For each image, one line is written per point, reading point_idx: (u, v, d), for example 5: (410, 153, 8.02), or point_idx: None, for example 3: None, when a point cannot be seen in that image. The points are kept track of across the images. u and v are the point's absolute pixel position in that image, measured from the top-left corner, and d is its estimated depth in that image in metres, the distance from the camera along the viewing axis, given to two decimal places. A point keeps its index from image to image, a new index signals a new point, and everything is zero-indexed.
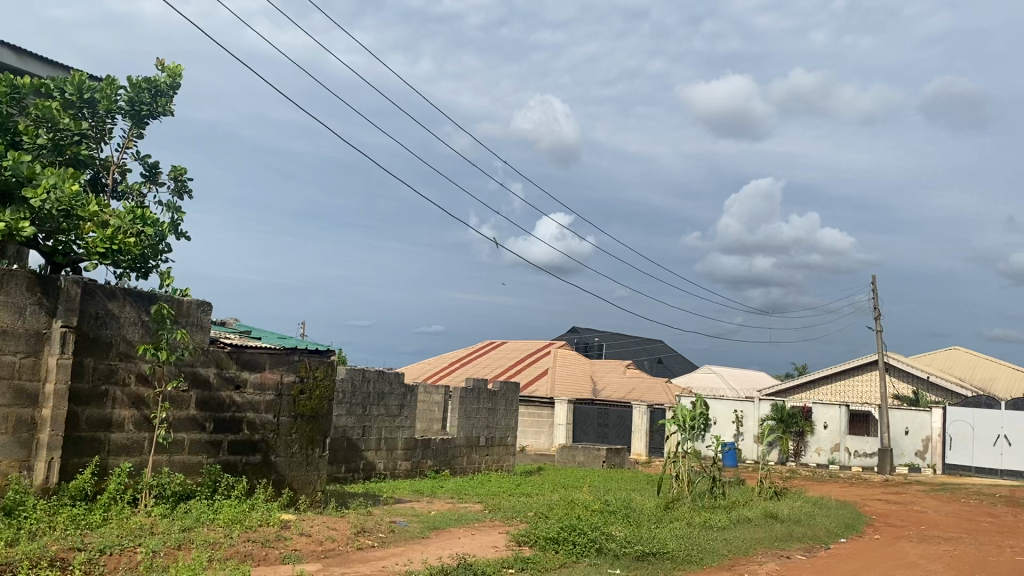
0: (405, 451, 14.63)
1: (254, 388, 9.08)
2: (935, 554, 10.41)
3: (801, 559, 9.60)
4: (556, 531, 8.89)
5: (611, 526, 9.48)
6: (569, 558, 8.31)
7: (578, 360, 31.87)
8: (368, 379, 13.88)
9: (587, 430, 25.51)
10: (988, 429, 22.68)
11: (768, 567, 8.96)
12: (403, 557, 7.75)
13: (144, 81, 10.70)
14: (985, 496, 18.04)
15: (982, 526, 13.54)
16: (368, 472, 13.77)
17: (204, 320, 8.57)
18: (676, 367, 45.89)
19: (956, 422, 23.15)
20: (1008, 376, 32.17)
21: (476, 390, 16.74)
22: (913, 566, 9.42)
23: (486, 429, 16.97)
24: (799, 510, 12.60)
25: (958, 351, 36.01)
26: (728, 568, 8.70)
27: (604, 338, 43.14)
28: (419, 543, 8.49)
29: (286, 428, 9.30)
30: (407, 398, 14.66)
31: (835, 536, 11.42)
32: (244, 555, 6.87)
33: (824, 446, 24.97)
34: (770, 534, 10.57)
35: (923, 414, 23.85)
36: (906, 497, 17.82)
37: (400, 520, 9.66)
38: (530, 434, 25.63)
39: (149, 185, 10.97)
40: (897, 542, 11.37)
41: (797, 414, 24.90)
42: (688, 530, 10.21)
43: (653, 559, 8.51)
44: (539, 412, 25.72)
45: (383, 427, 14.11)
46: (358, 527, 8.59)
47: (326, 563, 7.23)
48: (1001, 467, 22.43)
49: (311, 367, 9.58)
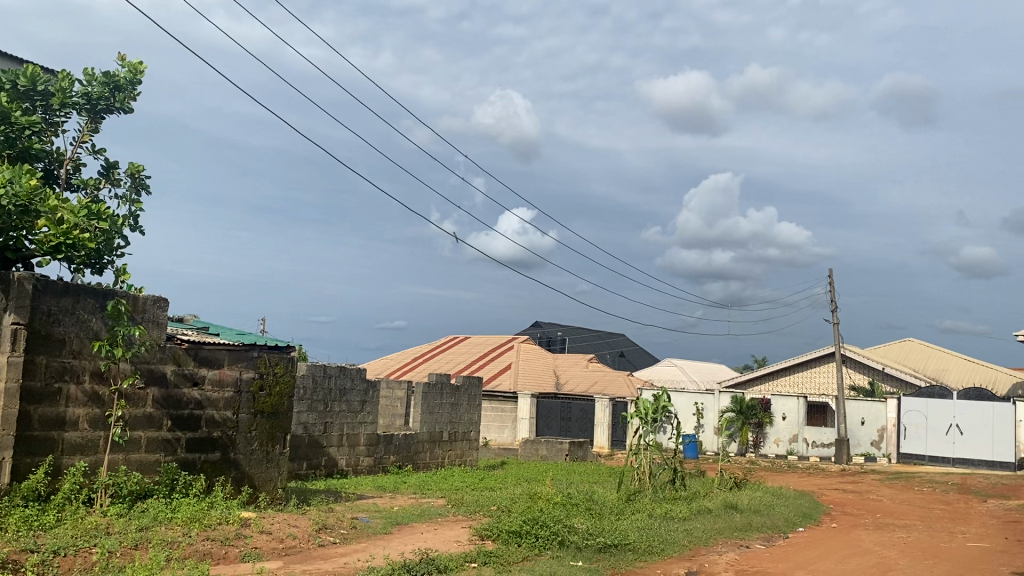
0: (368, 447, 14.53)
1: (213, 385, 8.95)
2: (891, 541, 10.64)
3: (759, 548, 9.74)
4: (518, 525, 8.90)
5: (573, 519, 9.53)
6: (532, 551, 8.37)
7: (541, 354, 31.95)
8: (330, 375, 13.82)
9: (550, 424, 25.51)
10: (941, 418, 23.14)
11: (727, 557, 9.07)
12: (365, 553, 7.73)
13: (102, 75, 10.52)
14: (938, 484, 18.51)
15: (934, 514, 13.88)
16: (329, 468, 13.67)
17: (160, 316, 8.46)
18: (638, 361, 46.24)
19: (910, 412, 23.68)
20: (960, 368, 32.98)
21: (440, 385, 16.69)
22: (869, 554, 9.60)
23: (449, 424, 16.94)
24: (759, 500, 12.76)
25: (912, 343, 36.76)
26: (689, 558, 8.80)
27: (567, 333, 43.34)
28: (382, 539, 8.46)
29: (245, 425, 9.21)
30: (369, 394, 14.60)
31: (794, 525, 11.59)
32: (202, 554, 6.79)
33: (783, 436, 25.37)
34: (730, 524, 10.71)
35: (879, 405, 24.65)
36: (862, 485, 18.18)
37: (362, 516, 9.62)
38: (493, 428, 25.51)
39: (106, 180, 10.78)
40: (853, 531, 11.59)
41: (756, 406, 25.27)
42: (648, 522, 10.30)
43: (615, 550, 8.58)
44: (502, 406, 25.64)
45: (345, 423, 14.03)
46: (319, 523, 8.51)
47: (287, 561, 7.19)
48: (953, 455, 22.78)
49: (272, 363, 9.50)
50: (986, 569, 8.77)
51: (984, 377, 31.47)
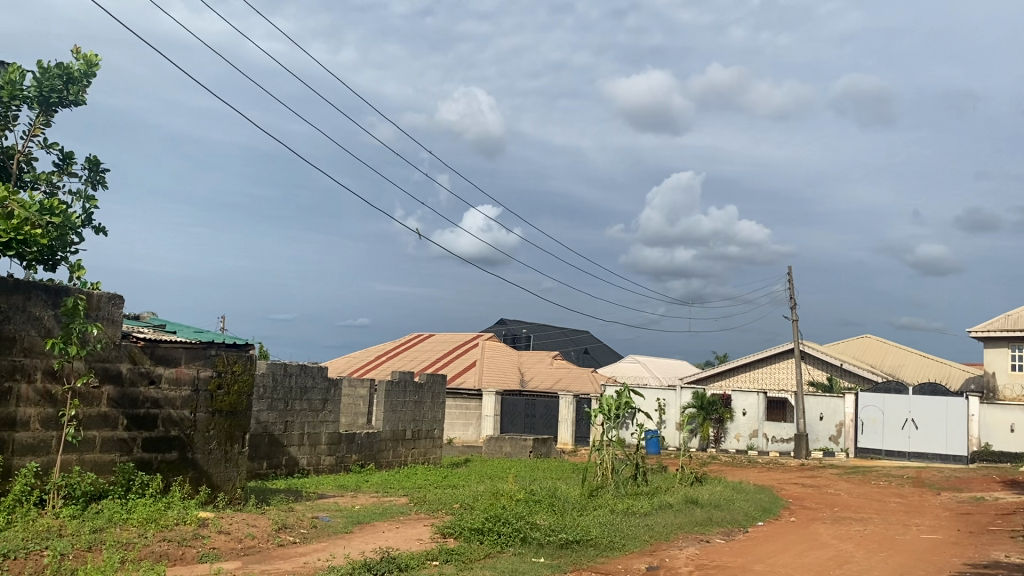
0: (329, 446, 14.42)
1: (170, 384, 8.82)
2: (848, 534, 10.81)
3: (719, 543, 9.84)
4: (481, 522, 8.90)
5: (535, 515, 9.55)
6: (494, 548, 8.37)
7: (505, 351, 31.96)
8: (290, 373, 13.68)
9: (514, 421, 25.56)
10: (897, 413, 23.59)
11: (687, 552, 9.16)
12: (325, 553, 7.66)
13: (55, 67, 10.27)
14: (893, 477, 18.88)
15: (890, 507, 14.13)
16: (290, 467, 13.54)
17: (116, 314, 8.30)
18: (602, 357, 46.46)
19: (867, 407, 24.12)
20: (915, 363, 33.65)
21: (403, 382, 16.60)
22: (826, 547, 9.74)
23: (412, 422, 16.87)
24: (719, 495, 12.90)
25: (869, 339, 37.39)
26: (649, 553, 8.87)
27: (532, 330, 43.43)
28: (343, 538, 8.43)
29: (203, 424, 9.09)
30: (331, 392, 14.49)
31: (753, 520, 11.73)
32: (158, 555, 6.70)
33: (743, 432, 25.67)
34: (691, 519, 10.80)
35: (837, 400, 24.92)
36: (821, 480, 18.49)
37: (322, 516, 9.53)
38: (457, 426, 25.43)
39: (60, 174, 10.55)
40: (812, 524, 11.74)
41: (717, 401, 25.59)
42: (610, 517, 10.38)
43: (576, 546, 8.62)
44: (466, 403, 25.58)
45: (306, 422, 13.91)
46: (279, 523, 8.44)
47: (245, 561, 7.11)
48: (909, 449, 23.23)
49: (229, 361, 9.39)
50: (939, 561, 8.94)
51: (938, 372, 32.14)
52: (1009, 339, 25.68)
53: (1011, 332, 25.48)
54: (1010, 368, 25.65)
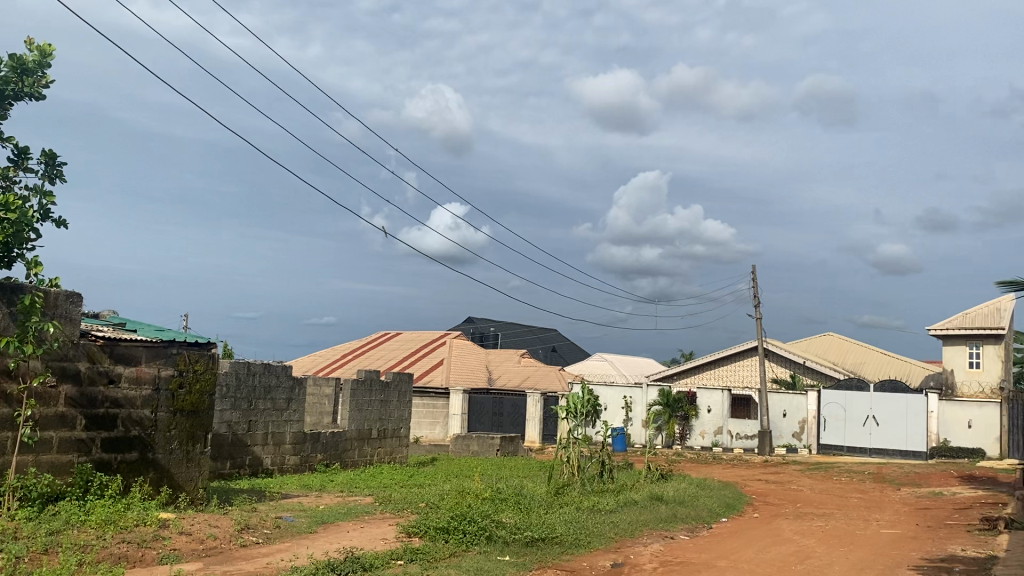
0: (294, 446, 14.30)
1: (130, 383, 8.69)
2: (809, 530, 10.95)
3: (684, 539, 9.91)
4: (447, 521, 8.88)
5: (501, 513, 9.56)
6: (460, 547, 8.36)
7: (472, 349, 31.92)
8: (253, 372, 13.54)
9: (482, 419, 25.52)
10: (858, 410, 23.96)
11: (652, 548, 9.22)
12: (289, 553, 7.60)
13: (9, 59, 10.06)
14: (855, 473, 19.18)
15: (851, 502, 14.35)
16: (254, 467, 13.41)
17: (74, 312, 8.16)
18: (570, 355, 46.59)
19: (830, 404, 24.45)
20: (876, 361, 34.21)
21: (368, 382, 16.51)
22: (788, 542, 9.87)
23: (378, 421, 16.79)
24: (684, 491, 13.02)
25: (831, 336, 37.89)
26: (614, 550, 8.92)
27: (499, 328, 43.46)
28: (307, 538, 8.37)
29: (164, 424, 8.96)
30: (295, 391, 14.38)
31: (717, 516, 11.84)
32: (117, 557, 6.60)
33: (708, 429, 25.91)
34: (656, 516, 10.88)
35: (800, 397, 25.22)
36: (784, 476, 18.73)
37: (286, 515, 9.47)
38: (424, 425, 25.30)
39: (16, 168, 10.34)
40: (774, 520, 11.87)
41: (682, 398, 25.83)
42: (576, 515, 10.42)
43: (542, 544, 8.63)
44: (434, 403, 25.34)
45: (270, 421, 13.78)
46: (242, 523, 8.35)
47: (207, 562, 7.03)
48: (869, 445, 23.63)
49: (192, 360, 9.29)
50: (899, 555, 9.09)
51: (898, 370, 32.69)
52: (968, 336, 26.20)
53: (970, 330, 25.99)
54: (968, 365, 26.17)
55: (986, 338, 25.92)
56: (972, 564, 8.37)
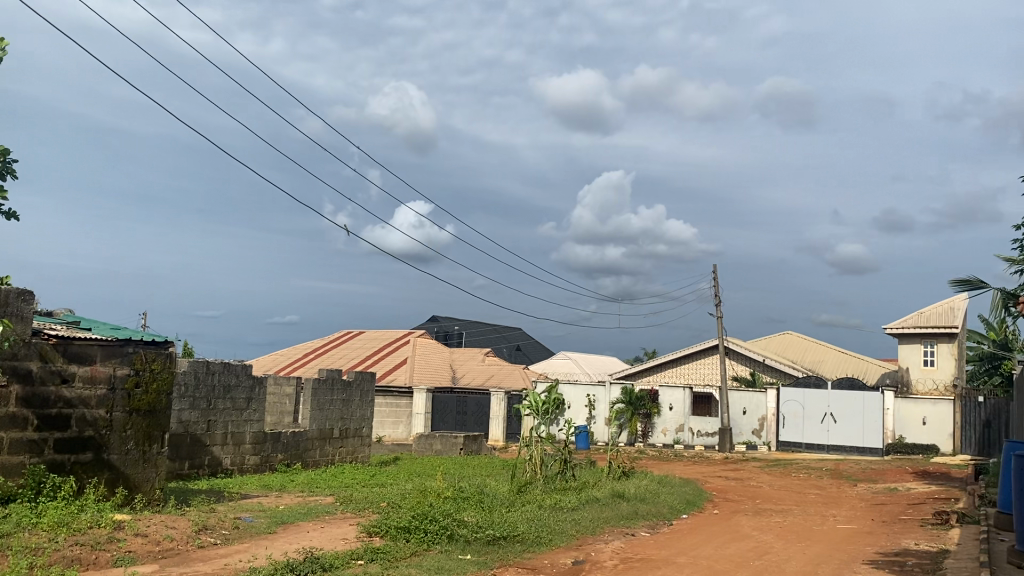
0: (253, 446, 14.15)
1: (84, 383, 8.54)
2: (767, 525, 11.10)
3: (644, 536, 9.99)
4: (408, 520, 8.86)
5: (463, 513, 9.56)
6: (421, 547, 8.33)
7: (435, 348, 31.83)
8: (213, 371, 13.38)
9: (445, 418, 25.46)
10: (817, 407, 24.33)
11: (613, 545, 9.27)
12: (247, 554, 7.52)
13: None
14: (813, 470, 19.47)
15: (809, 498, 14.57)
16: (213, 467, 13.25)
17: (26, 310, 8.00)
18: (534, 354, 46.67)
19: (789, 401, 24.78)
20: (834, 359, 34.74)
21: (330, 381, 16.38)
22: (746, 538, 9.99)
23: (340, 421, 16.67)
24: (645, 489, 13.11)
25: (790, 335, 38.39)
26: (576, 548, 8.96)
27: (463, 327, 43.45)
28: (266, 539, 8.28)
29: (119, 424, 8.81)
30: (255, 391, 14.23)
31: (677, 512, 11.95)
32: (69, 559, 6.49)
33: (670, 426, 26.10)
34: (617, 513, 10.95)
35: (760, 395, 25.51)
36: (744, 473, 18.93)
37: (245, 516, 9.37)
38: (387, 424, 25.10)
39: None
40: (733, 516, 12.01)
41: (644, 396, 26.01)
42: (538, 513, 10.43)
43: (503, 543, 8.64)
44: (397, 402, 25.18)
45: (229, 421, 13.62)
46: (199, 524, 8.25)
47: (163, 564, 6.93)
48: (827, 442, 24.00)
49: (148, 359, 9.15)
50: (855, 550, 9.24)
51: (855, 368, 33.20)
52: (922, 335, 26.72)
53: (924, 329, 26.51)
54: (923, 363, 26.69)
55: (940, 337, 26.45)
56: (925, 558, 8.53)
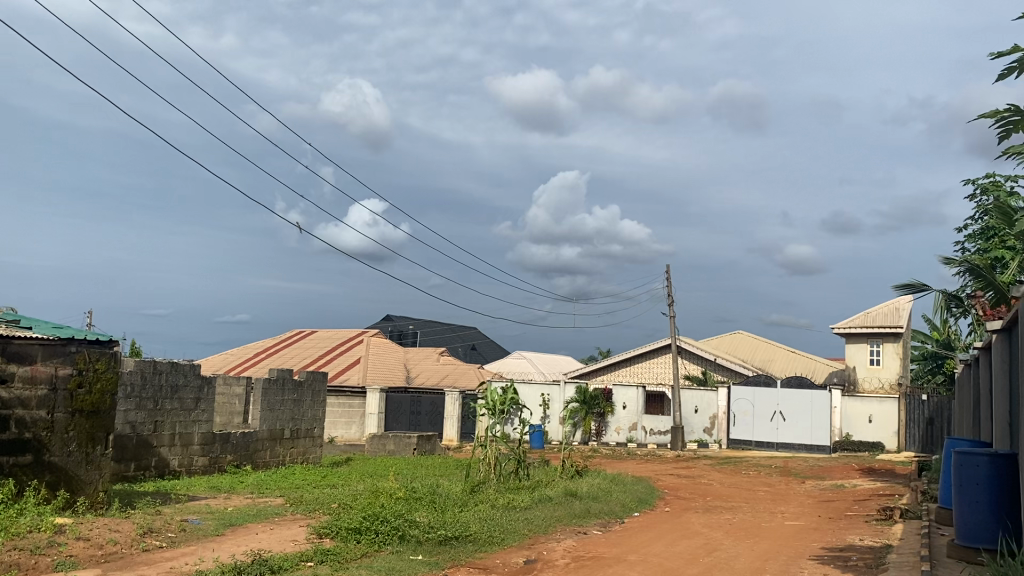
0: (202, 447, 13.90)
1: (23, 383, 8.33)
2: (718, 522, 11.26)
3: (597, 534, 10.06)
4: (359, 521, 8.79)
5: (415, 513, 9.51)
6: (371, 548, 8.27)
7: (389, 347, 31.63)
8: (160, 371, 13.14)
9: (399, 418, 25.33)
10: (766, 406, 24.73)
11: (565, 544, 9.32)
12: (194, 557, 7.39)
13: None
14: (763, 467, 19.78)
15: (758, 495, 14.81)
16: (160, 469, 13.00)
17: None
18: (490, 354, 46.64)
19: (739, 400, 25.15)
20: (784, 358, 35.34)
21: (281, 381, 16.17)
22: (697, 535, 10.12)
23: (291, 421, 16.47)
24: (598, 487, 13.19)
25: (741, 335, 38.92)
26: (528, 547, 8.96)
27: (417, 326, 43.29)
28: (213, 541, 8.13)
29: (61, 425, 8.60)
30: (204, 391, 14.02)
31: (630, 510, 12.06)
32: (8, 565, 6.32)
33: (623, 425, 26.35)
34: (570, 512, 11.00)
35: (711, 393, 25.80)
36: (696, 470, 19.13)
37: (192, 518, 9.21)
38: (340, 425, 24.80)
39: None
40: (684, 514, 12.16)
41: (598, 395, 26.16)
42: (491, 512, 10.42)
43: (456, 542, 8.61)
44: (350, 401, 24.87)
45: (177, 422, 13.38)
46: (144, 527, 8.09)
47: (106, 568, 6.77)
48: (776, 439, 24.37)
49: (91, 359, 8.94)
50: (802, 546, 9.40)
51: (804, 366, 33.81)
52: (869, 335, 27.31)
53: (871, 329, 27.09)
54: (869, 362, 27.28)
55: (885, 337, 27.05)
56: (868, 553, 8.73)
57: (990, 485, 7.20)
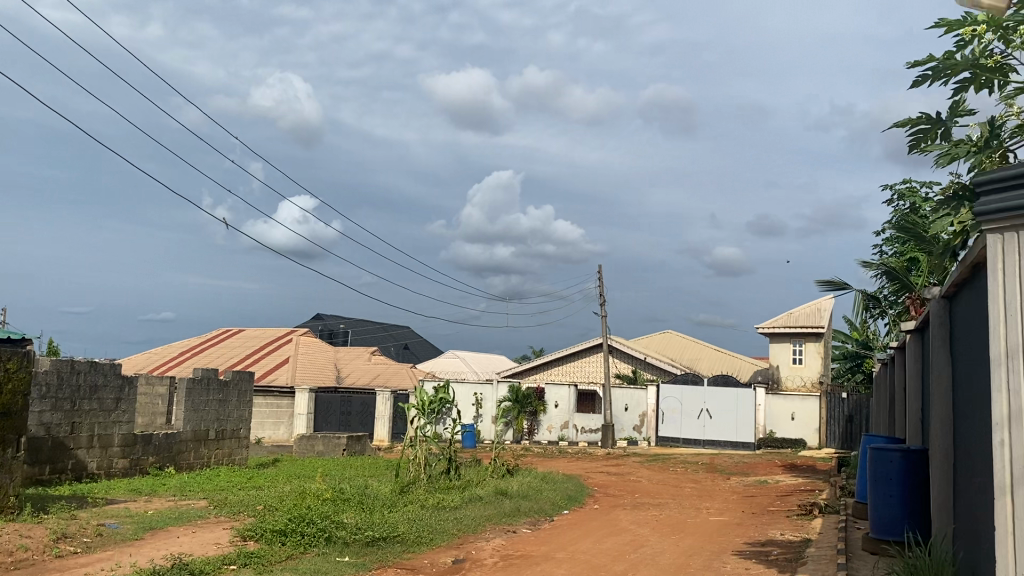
0: (122, 449, 13.49)
1: None
2: (645, 519, 11.43)
3: (525, 533, 10.11)
4: (284, 523, 8.67)
5: (341, 514, 9.40)
6: (296, 549, 8.15)
7: (319, 347, 31.20)
8: (77, 371, 12.71)
9: (329, 419, 24.96)
10: (694, 404, 25.18)
11: (494, 543, 9.33)
12: (110, 563, 7.15)
13: None
14: (689, 464, 20.15)
15: (685, 492, 15.09)
16: (77, 472, 12.57)
17: None
18: (422, 353, 46.42)
19: (668, 398, 25.56)
20: (711, 357, 36.06)
21: (205, 381, 15.79)
22: (624, 532, 10.26)
23: (216, 422, 16.10)
24: (528, 485, 13.26)
25: (671, 335, 39.54)
26: (456, 546, 8.94)
27: (349, 326, 42.81)
28: (131, 546, 7.90)
29: None
30: (125, 391, 13.61)
31: (559, 508, 12.16)
32: None
33: (555, 423, 26.51)
34: (499, 511, 11.01)
35: (641, 392, 26.09)
36: (625, 468, 19.37)
37: (109, 522, 8.94)
38: (268, 425, 24.34)
39: None
40: (613, 511, 12.32)
41: (531, 395, 26.26)
42: (420, 512, 10.38)
43: (383, 543, 8.55)
44: (278, 402, 24.38)
45: (96, 423, 12.96)
46: (57, 532, 7.82)
47: None
48: (703, 437, 24.85)
49: (2, 358, 8.62)
50: (725, 541, 9.62)
51: (730, 365, 34.53)
52: (792, 335, 28.07)
53: (793, 330, 27.86)
54: (792, 361, 28.03)
55: (808, 336, 27.85)
56: (788, 548, 8.96)
57: (901, 480, 7.45)
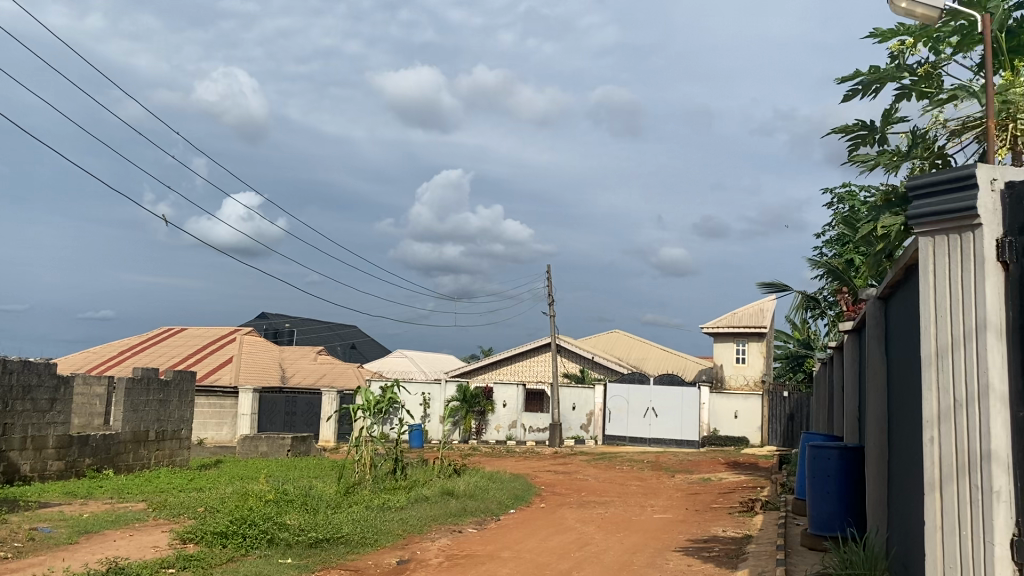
0: (57, 450, 13.13)
1: None
2: (590, 517, 11.51)
3: (471, 532, 10.08)
4: (225, 525, 8.55)
5: (285, 515, 9.28)
6: (239, 551, 8.04)
7: (264, 346, 30.73)
8: (10, 371, 12.32)
9: (273, 419, 24.62)
10: (640, 402, 25.45)
11: (439, 543, 9.28)
12: (42, 568, 6.96)
13: None
14: (635, 462, 20.32)
15: (630, 489, 15.24)
16: (9, 475, 12.20)
17: None
18: (369, 353, 46.07)
19: (615, 397, 25.76)
20: (657, 357, 36.47)
21: (145, 380, 15.45)
22: (569, 530, 10.34)
23: (156, 422, 15.78)
24: (475, 485, 13.26)
25: (618, 335, 39.89)
26: (401, 547, 8.91)
27: (294, 325, 42.26)
28: (65, 550, 7.70)
29: None
30: (60, 391, 13.24)
31: (506, 507, 12.19)
32: None
33: (503, 423, 26.52)
34: (444, 511, 10.96)
35: (588, 391, 26.25)
36: (571, 466, 19.46)
37: (43, 526, 8.70)
38: (210, 425, 23.79)
39: None
40: (559, 509, 12.37)
41: (479, 394, 26.22)
42: (364, 513, 10.31)
43: (327, 544, 8.48)
44: (221, 402, 23.88)
45: (29, 424, 12.59)
46: None
47: None
48: (649, 435, 25.14)
49: None
50: (668, 538, 9.77)
51: (675, 365, 34.96)
52: (735, 334, 28.53)
53: (736, 329, 28.32)
54: (735, 360, 28.50)
55: (750, 336, 28.35)
56: (729, 543, 9.12)
57: (839, 476, 7.63)
